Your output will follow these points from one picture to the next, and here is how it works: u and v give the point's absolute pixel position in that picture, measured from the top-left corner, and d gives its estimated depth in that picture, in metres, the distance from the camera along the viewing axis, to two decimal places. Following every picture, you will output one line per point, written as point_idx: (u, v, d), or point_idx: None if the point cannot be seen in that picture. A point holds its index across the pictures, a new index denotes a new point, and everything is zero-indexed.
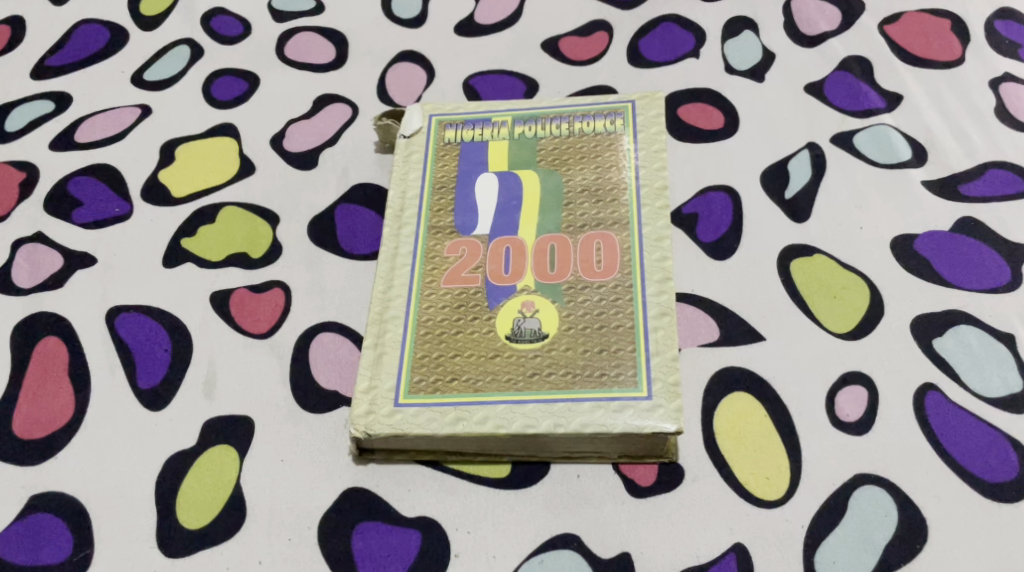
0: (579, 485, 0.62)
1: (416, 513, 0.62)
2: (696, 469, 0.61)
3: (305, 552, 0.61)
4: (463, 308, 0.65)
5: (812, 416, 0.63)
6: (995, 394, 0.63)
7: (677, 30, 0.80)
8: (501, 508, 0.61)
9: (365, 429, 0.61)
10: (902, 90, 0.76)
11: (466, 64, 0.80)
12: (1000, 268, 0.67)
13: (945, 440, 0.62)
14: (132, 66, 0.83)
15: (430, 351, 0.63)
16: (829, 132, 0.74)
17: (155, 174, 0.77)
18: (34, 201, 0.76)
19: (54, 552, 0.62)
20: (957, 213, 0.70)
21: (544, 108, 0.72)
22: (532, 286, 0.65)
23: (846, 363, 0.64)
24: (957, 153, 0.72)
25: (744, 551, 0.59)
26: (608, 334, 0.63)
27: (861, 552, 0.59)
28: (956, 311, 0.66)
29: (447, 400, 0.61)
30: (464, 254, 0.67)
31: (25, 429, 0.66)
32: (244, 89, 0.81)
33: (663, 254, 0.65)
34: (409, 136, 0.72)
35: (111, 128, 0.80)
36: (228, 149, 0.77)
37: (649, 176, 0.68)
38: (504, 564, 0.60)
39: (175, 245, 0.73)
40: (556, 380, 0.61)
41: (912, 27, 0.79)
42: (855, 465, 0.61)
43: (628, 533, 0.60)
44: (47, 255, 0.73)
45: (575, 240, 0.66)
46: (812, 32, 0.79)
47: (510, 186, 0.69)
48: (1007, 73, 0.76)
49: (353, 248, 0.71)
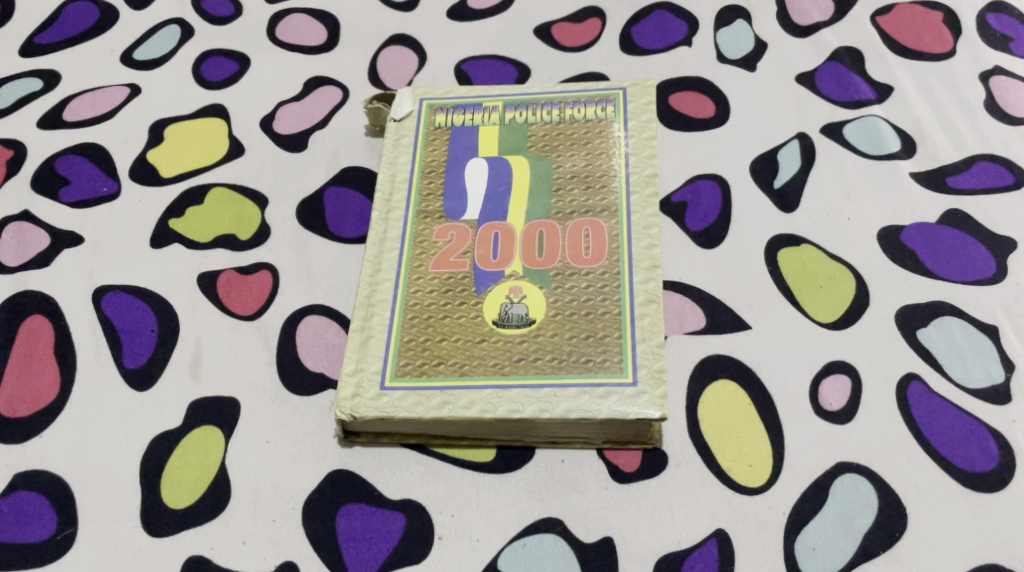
0: (563, 471, 0.62)
1: (400, 495, 0.62)
2: (679, 455, 0.62)
3: (289, 533, 0.61)
4: (451, 292, 0.65)
5: (796, 404, 0.63)
6: (977, 385, 0.63)
7: (671, 18, 0.80)
8: (486, 491, 0.61)
9: (351, 412, 0.61)
10: (893, 81, 0.76)
11: (458, 48, 0.80)
12: (985, 260, 0.68)
13: (927, 430, 0.62)
14: (122, 45, 0.83)
15: (417, 335, 0.63)
16: (820, 123, 0.74)
17: (144, 154, 0.76)
18: (21, 179, 0.76)
19: (37, 530, 0.62)
20: (944, 205, 0.70)
21: (535, 94, 0.72)
22: (519, 272, 0.65)
23: (831, 353, 0.64)
24: (946, 145, 0.72)
25: (725, 537, 0.60)
26: (595, 321, 0.63)
27: (842, 540, 0.59)
28: (942, 303, 0.66)
29: (433, 384, 0.61)
30: (453, 239, 0.67)
31: (10, 407, 0.66)
32: (234, 70, 0.80)
33: (652, 242, 0.65)
34: (400, 119, 0.72)
35: (99, 106, 0.79)
36: (218, 129, 0.77)
37: (639, 163, 0.68)
38: (486, 548, 0.60)
39: (163, 226, 0.73)
40: (542, 365, 0.61)
41: (904, 19, 0.79)
42: (837, 454, 0.61)
43: (610, 517, 0.60)
44: (34, 233, 0.73)
45: (564, 227, 0.66)
46: (804, 21, 0.79)
47: (500, 172, 0.69)
48: (998, 66, 0.76)
49: (342, 231, 0.71)
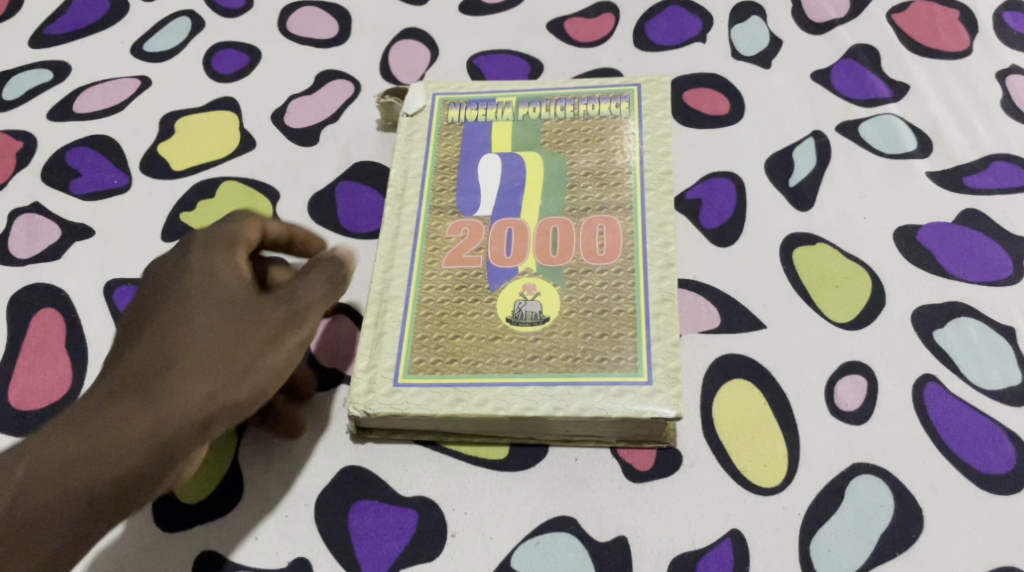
0: (577, 469, 0.62)
1: (413, 492, 0.62)
2: (694, 454, 0.61)
3: (301, 529, 0.61)
4: (464, 289, 0.64)
5: (812, 405, 0.63)
6: (994, 386, 0.63)
7: (684, 14, 0.79)
8: (499, 489, 0.61)
9: (364, 409, 0.61)
10: (908, 80, 0.75)
11: (470, 43, 0.80)
12: (1002, 260, 0.67)
13: (943, 431, 0.62)
14: (132, 37, 0.82)
15: (430, 332, 0.63)
16: (835, 121, 0.73)
17: (155, 147, 0.76)
18: (32, 171, 0.75)
19: None
20: (961, 205, 0.70)
21: (549, 90, 0.72)
22: (533, 269, 0.65)
23: (845, 353, 0.64)
24: (963, 145, 0.72)
25: (739, 537, 0.59)
26: (609, 319, 0.62)
27: (857, 542, 0.59)
28: (958, 303, 0.66)
29: (447, 381, 0.61)
30: (466, 235, 0.66)
31: (21, 400, 0.66)
32: (245, 63, 0.80)
33: (667, 240, 0.65)
34: (412, 115, 0.71)
35: (110, 98, 0.79)
36: (229, 122, 0.77)
37: (654, 160, 0.68)
38: (499, 546, 0.60)
39: (175, 219, 0.72)
40: (556, 363, 0.61)
41: (920, 16, 0.78)
42: (852, 454, 0.61)
43: (624, 517, 0.60)
44: (45, 226, 0.73)
45: (578, 224, 0.66)
46: (819, 18, 0.78)
47: (514, 168, 0.69)
48: (1014, 65, 0.76)
49: (354, 226, 0.71)
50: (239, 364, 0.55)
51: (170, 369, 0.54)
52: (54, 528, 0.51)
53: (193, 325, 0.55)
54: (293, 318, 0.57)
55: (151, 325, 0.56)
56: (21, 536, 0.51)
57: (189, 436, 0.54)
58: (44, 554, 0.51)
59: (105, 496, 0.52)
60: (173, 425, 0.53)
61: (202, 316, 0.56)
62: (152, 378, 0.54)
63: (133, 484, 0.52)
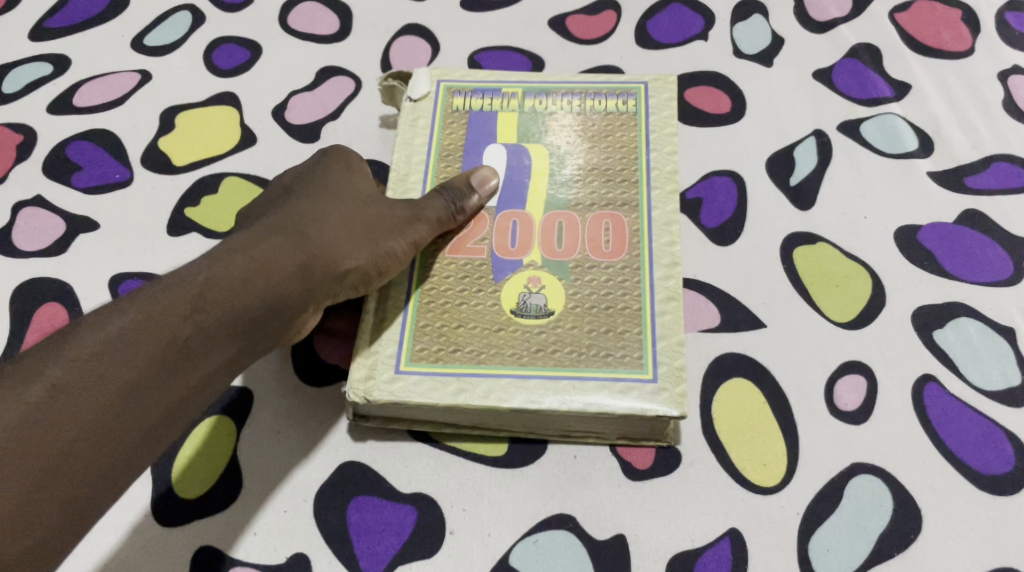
0: (575, 466, 0.62)
1: (412, 488, 0.62)
2: (693, 453, 0.62)
3: (300, 525, 0.61)
4: (468, 279, 0.64)
5: (811, 404, 0.63)
6: (993, 387, 0.63)
7: (686, 12, 0.79)
8: (497, 486, 0.61)
9: (364, 395, 0.60)
10: (910, 79, 0.75)
11: (472, 39, 0.79)
12: (1002, 261, 0.67)
13: (942, 431, 0.62)
14: (133, 31, 0.82)
15: (433, 320, 0.63)
16: (836, 120, 0.73)
17: (156, 141, 0.76)
18: (32, 164, 0.75)
19: None
20: (962, 205, 0.69)
21: (556, 83, 0.71)
22: (538, 262, 0.64)
23: (845, 353, 0.64)
24: (965, 145, 0.72)
25: (738, 536, 0.59)
26: (615, 315, 0.62)
27: (856, 541, 0.59)
28: (958, 303, 0.66)
29: (449, 370, 0.61)
30: (470, 223, 0.66)
31: None
32: (246, 58, 0.79)
33: (673, 238, 0.65)
34: (416, 99, 0.71)
35: (110, 92, 0.78)
36: (230, 117, 0.76)
37: (661, 158, 0.67)
38: (497, 543, 0.60)
39: (175, 214, 0.72)
40: (561, 357, 0.61)
41: (923, 16, 0.78)
42: (851, 454, 0.61)
43: (622, 515, 0.60)
44: (46, 219, 0.73)
45: (584, 219, 0.66)
46: (822, 17, 0.78)
47: (518, 160, 0.68)
48: (1016, 66, 0.76)
49: None
50: (368, 236, 0.60)
51: (309, 226, 0.59)
52: (198, 352, 0.54)
53: (334, 211, 0.60)
54: (415, 217, 0.62)
55: (288, 205, 0.60)
56: (172, 362, 0.53)
57: (327, 284, 0.59)
58: (180, 390, 0.53)
59: (258, 315, 0.56)
60: (317, 269, 0.58)
61: (340, 199, 0.61)
62: (300, 223, 0.59)
63: (259, 332, 0.56)
